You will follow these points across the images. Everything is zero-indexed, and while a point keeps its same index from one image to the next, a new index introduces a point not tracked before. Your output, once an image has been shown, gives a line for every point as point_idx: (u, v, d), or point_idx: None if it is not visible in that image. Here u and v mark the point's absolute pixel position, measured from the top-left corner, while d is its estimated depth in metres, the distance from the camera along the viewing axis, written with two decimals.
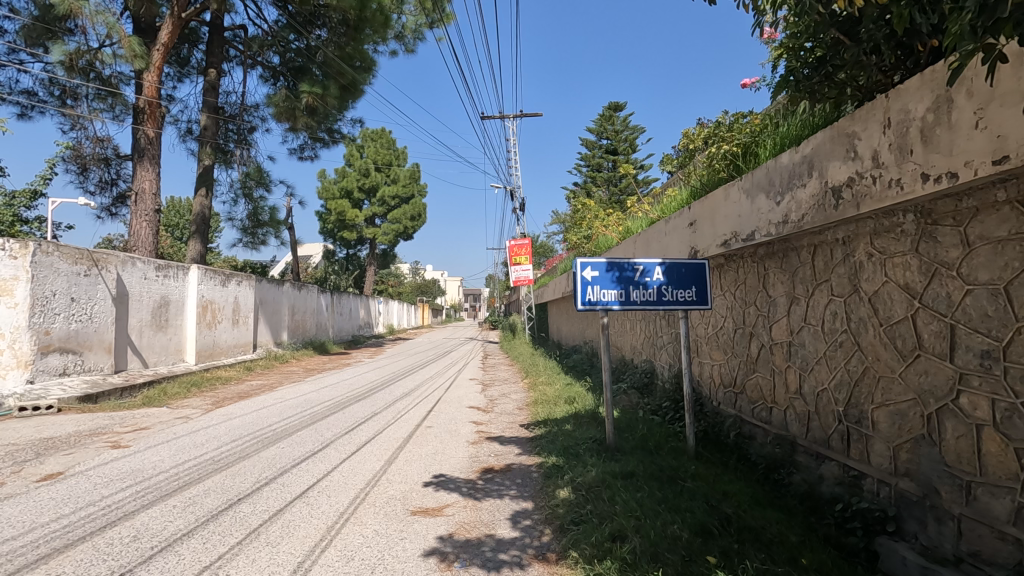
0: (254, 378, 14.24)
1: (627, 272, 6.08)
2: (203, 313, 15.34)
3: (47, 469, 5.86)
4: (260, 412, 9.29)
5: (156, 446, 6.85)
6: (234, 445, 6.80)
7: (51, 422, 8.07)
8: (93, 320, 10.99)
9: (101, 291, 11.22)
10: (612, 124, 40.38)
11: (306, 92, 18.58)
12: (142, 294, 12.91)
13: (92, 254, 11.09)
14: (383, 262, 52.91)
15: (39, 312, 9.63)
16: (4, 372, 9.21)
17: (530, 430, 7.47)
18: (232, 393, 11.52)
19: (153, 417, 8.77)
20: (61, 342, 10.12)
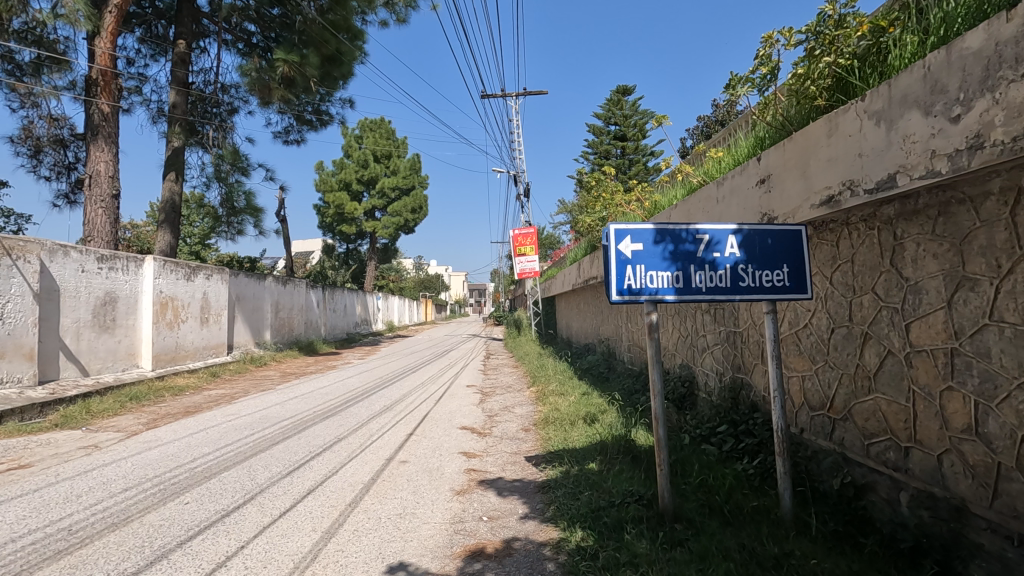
0: (217, 387, 12.26)
1: (686, 245, 3.99)
2: (162, 311, 13.34)
3: None
4: (194, 436, 7.26)
5: (11, 501, 4.83)
6: (122, 498, 4.78)
7: None
8: (6, 321, 9.05)
9: (16, 286, 9.26)
10: (621, 109, 38.13)
11: (281, 61, 16.59)
12: (80, 289, 10.94)
13: (3, 240, 9.11)
14: (383, 256, 50.85)
15: None
16: None
17: (540, 470, 5.43)
18: (178, 408, 9.54)
19: (51, 446, 6.78)
20: None
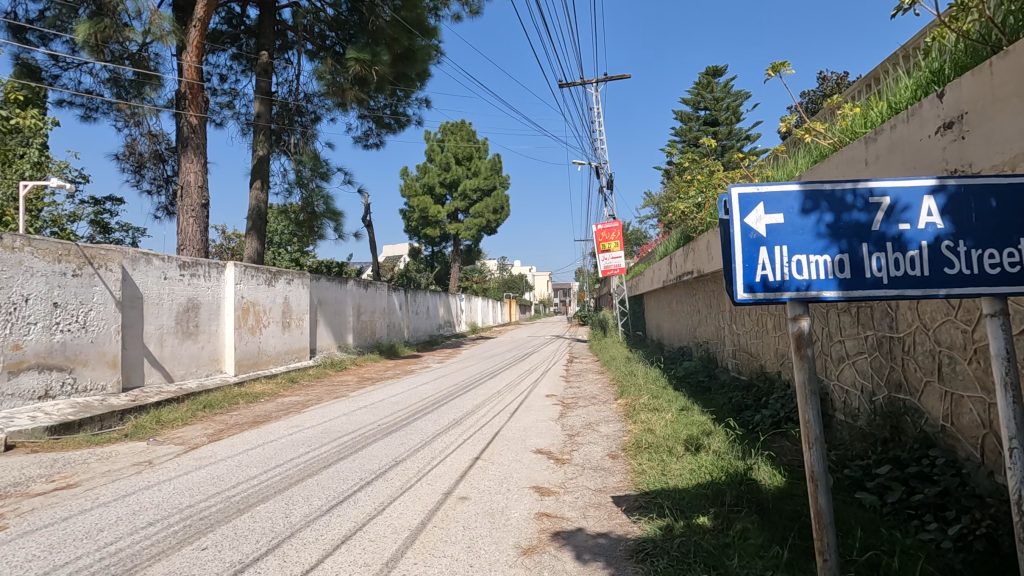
0: (293, 393, 12.04)
1: (854, 214, 2.59)
2: (244, 317, 13.42)
3: None
4: (249, 453, 6.71)
5: (31, 534, 4.31)
6: (139, 539, 4.11)
7: None
8: (89, 329, 9.15)
9: (98, 294, 9.36)
10: (711, 91, 35.29)
11: (354, 61, 16.36)
12: (163, 296, 11.08)
13: (84, 249, 9.21)
14: (467, 258, 50.94)
15: (2, 321, 7.79)
16: None
17: (632, 521, 4.20)
18: (247, 418, 9.23)
19: (109, 461, 6.49)
20: (42, 358, 8.35)
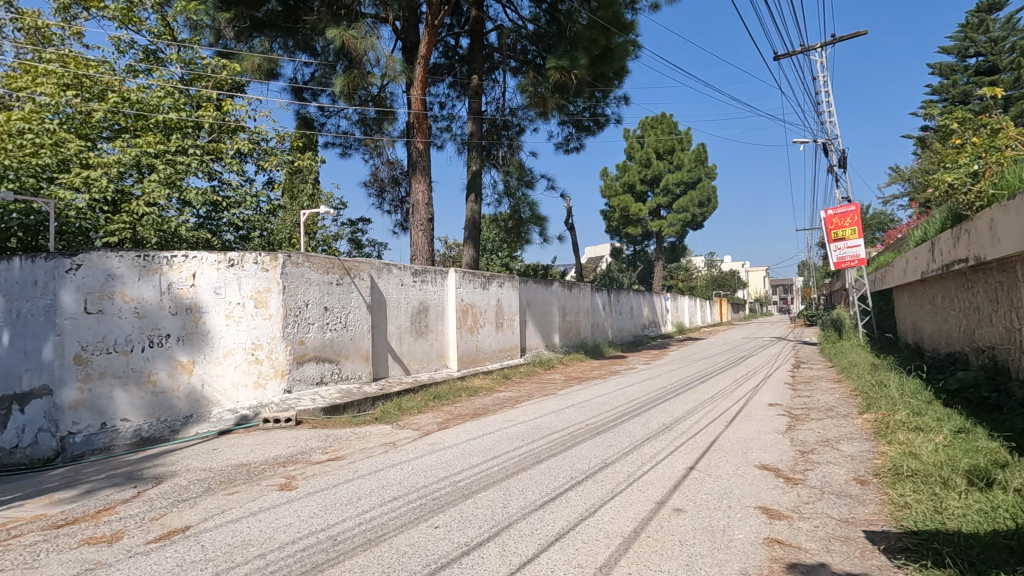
0: (507, 389, 12.89)
1: None
2: (464, 318, 14.84)
3: (180, 520, 4.77)
4: (471, 443, 7.33)
5: (313, 495, 5.31)
6: (387, 510, 4.76)
7: (272, 440, 7.69)
8: (349, 328, 11.04)
9: (354, 299, 11.23)
10: (985, 31, 28.00)
11: (554, 70, 16.91)
12: (401, 300, 12.83)
13: (344, 262, 11.12)
14: (671, 256, 48.89)
15: (293, 322, 9.84)
16: (265, 382, 9.49)
17: (895, 566, 3.44)
18: (469, 410, 10.13)
19: (364, 440, 7.69)
20: (317, 351, 10.31)
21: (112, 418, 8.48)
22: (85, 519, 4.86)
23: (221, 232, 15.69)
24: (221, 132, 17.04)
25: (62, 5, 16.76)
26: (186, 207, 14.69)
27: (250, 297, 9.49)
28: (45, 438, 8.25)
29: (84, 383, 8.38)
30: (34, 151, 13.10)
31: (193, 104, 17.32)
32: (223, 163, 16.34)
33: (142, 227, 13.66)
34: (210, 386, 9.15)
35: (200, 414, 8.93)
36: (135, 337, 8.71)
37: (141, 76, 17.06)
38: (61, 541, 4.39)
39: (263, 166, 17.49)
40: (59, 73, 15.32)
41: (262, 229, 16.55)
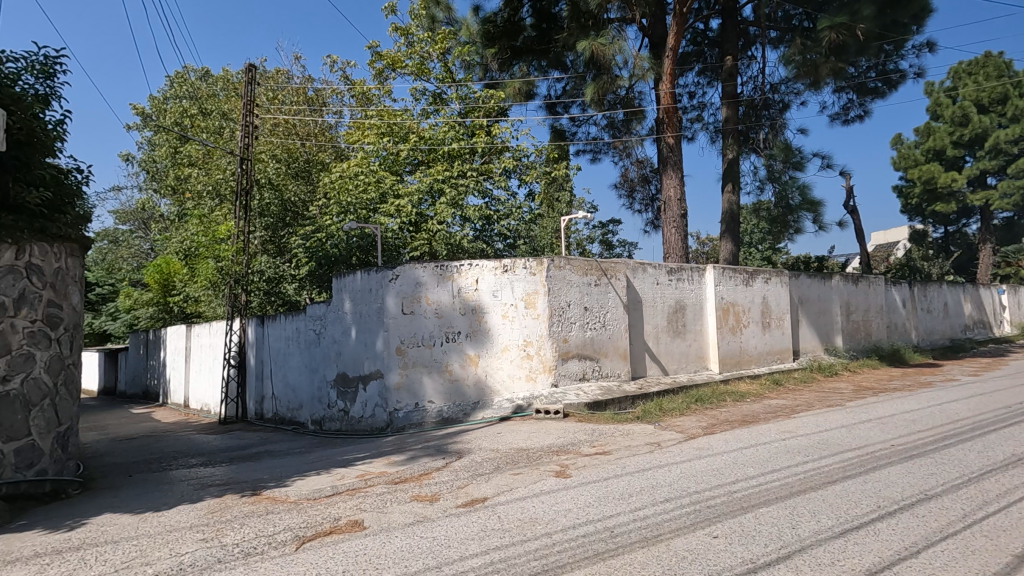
0: (779, 397, 11.60)
1: None
2: (725, 316, 13.89)
3: (478, 491, 5.55)
4: (744, 452, 6.80)
5: (587, 485, 5.61)
6: (661, 511, 4.74)
7: (545, 430, 8.39)
8: (607, 327, 11.38)
9: (612, 299, 11.53)
10: None
11: (827, 30, 14.65)
12: (657, 300, 12.66)
13: (601, 264, 11.50)
14: (1006, 236, 37.50)
15: (557, 321, 10.61)
16: (535, 376, 10.44)
17: None
18: (737, 416, 9.42)
19: (629, 438, 7.80)
20: (580, 349, 10.88)
21: (422, 399, 10.37)
22: (411, 480, 6.03)
23: (493, 241, 17.80)
24: (490, 154, 19.63)
25: (378, 71, 21.26)
26: (467, 222, 17.11)
27: (522, 299, 10.55)
28: (380, 411, 10.53)
29: (403, 370, 10.41)
30: (364, 188, 16.87)
31: (469, 133, 20.10)
32: (493, 181, 18.55)
33: (436, 242, 16.40)
34: (492, 377, 10.47)
35: (485, 401, 10.30)
36: (437, 333, 10.49)
37: (431, 116, 20.63)
38: (398, 494, 5.52)
39: (525, 179, 19.66)
40: (378, 124, 19.44)
41: (526, 237, 18.28)
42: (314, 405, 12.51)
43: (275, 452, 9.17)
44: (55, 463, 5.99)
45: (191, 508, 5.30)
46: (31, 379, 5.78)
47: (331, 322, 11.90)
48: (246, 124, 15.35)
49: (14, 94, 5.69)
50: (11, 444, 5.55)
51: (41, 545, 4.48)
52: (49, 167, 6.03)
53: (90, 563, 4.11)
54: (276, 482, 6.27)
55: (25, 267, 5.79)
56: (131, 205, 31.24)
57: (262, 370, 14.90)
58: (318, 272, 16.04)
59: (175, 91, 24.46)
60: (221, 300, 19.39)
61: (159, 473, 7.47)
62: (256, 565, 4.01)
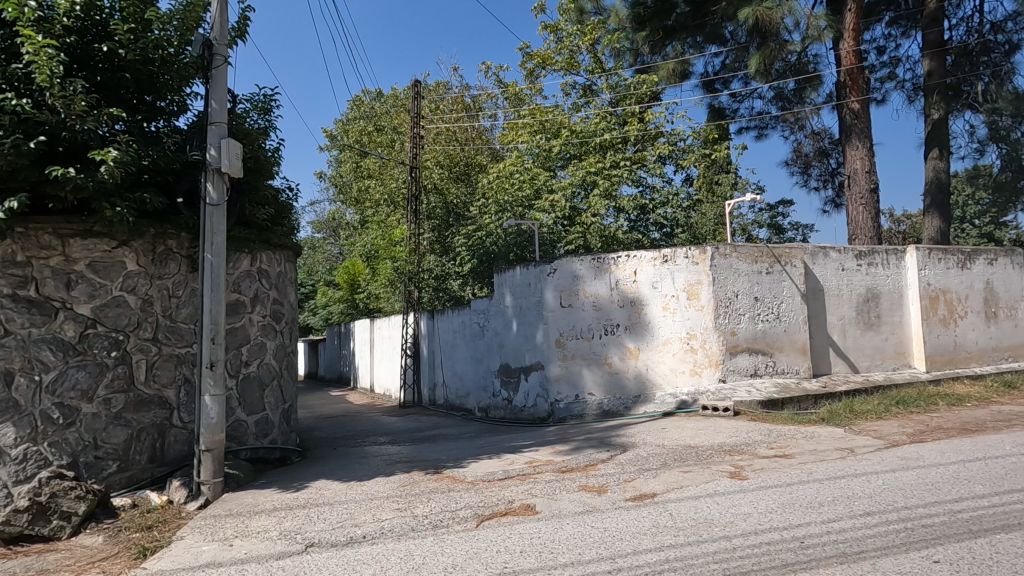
0: (1013, 402, 9.56)
1: None
2: (933, 306, 11.82)
3: (647, 486, 5.45)
4: (967, 465, 5.75)
5: (767, 489, 5.20)
6: (860, 525, 4.21)
7: (714, 428, 7.93)
8: (782, 319, 10.40)
9: (787, 288, 10.49)
10: None
11: None
12: (843, 288, 11.21)
13: (773, 250, 10.52)
14: None
15: (724, 313, 9.97)
16: (700, 370, 9.94)
17: None
18: (954, 423, 7.98)
19: (814, 441, 7.05)
20: (750, 343, 10.11)
21: (582, 391, 10.47)
22: (578, 470, 6.13)
23: (649, 232, 17.28)
24: (644, 141, 19.15)
25: (529, 71, 21.84)
26: (621, 213, 16.84)
27: (683, 290, 10.11)
28: (542, 402, 10.85)
29: (563, 362, 10.60)
30: (520, 186, 17.47)
31: (620, 122, 19.73)
32: (648, 169, 17.99)
33: (590, 234, 16.41)
34: (653, 371, 10.19)
35: (647, 395, 10.07)
36: (595, 326, 10.50)
37: (581, 109, 20.65)
38: (566, 483, 5.66)
39: (682, 164, 18.91)
40: (530, 123, 19.98)
41: (684, 224, 17.45)
42: (480, 393, 13.31)
43: (449, 435, 9.97)
44: (283, 434, 7.20)
45: (387, 481, 6.00)
46: (265, 364, 7.01)
47: (494, 315, 12.55)
48: (414, 136, 16.82)
49: (245, 129, 6.93)
50: (252, 417, 6.80)
51: (278, 501, 5.42)
52: (270, 188, 7.23)
53: (314, 520, 4.88)
54: (453, 462, 6.81)
55: (257, 271, 7.02)
56: (324, 215, 36.14)
57: (433, 360, 16.27)
58: (480, 268, 17.02)
59: (355, 113, 27.72)
60: (398, 297, 21.57)
61: (357, 448, 8.56)
62: (445, 536, 4.41)
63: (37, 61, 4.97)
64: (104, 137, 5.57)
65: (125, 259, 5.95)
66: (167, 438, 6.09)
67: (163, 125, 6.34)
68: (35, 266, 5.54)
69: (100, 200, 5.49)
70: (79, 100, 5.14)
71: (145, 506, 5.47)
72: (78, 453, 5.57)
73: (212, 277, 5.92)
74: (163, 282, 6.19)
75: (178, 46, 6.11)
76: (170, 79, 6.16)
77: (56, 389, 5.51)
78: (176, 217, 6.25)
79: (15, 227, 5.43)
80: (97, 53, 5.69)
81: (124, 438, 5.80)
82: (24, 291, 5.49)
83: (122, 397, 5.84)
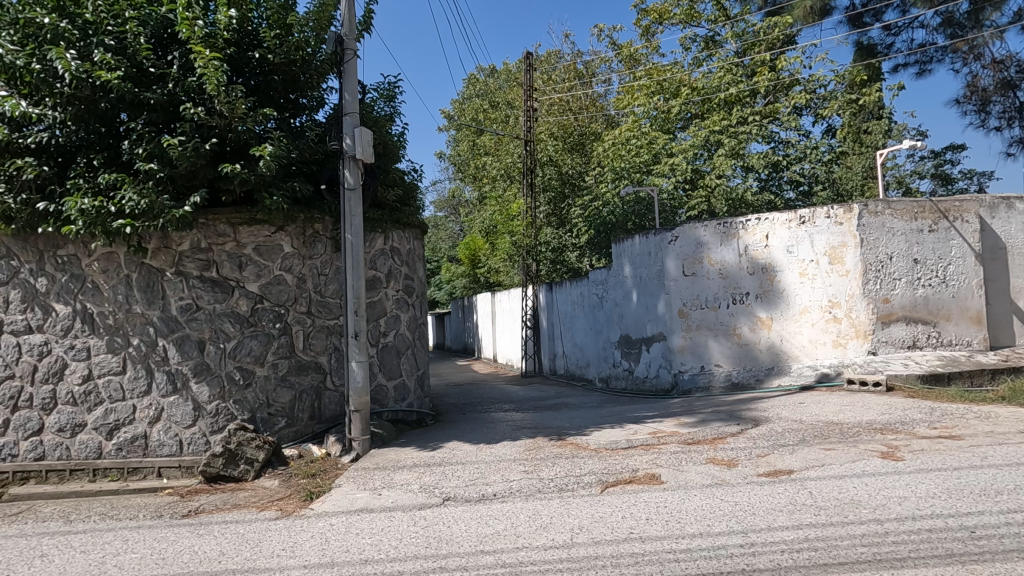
0: None
1: None
2: None
3: (783, 462, 5.14)
4: None
5: (930, 472, 4.65)
6: None
7: (862, 404, 7.23)
8: (950, 283, 9.08)
9: (957, 248, 9.11)
10: None
11: None
12: None
13: (939, 204, 9.15)
14: None
15: (875, 278, 8.95)
16: (845, 342, 9.07)
17: None
18: None
19: (990, 422, 6.15)
20: (908, 311, 8.98)
21: (709, 362, 10.00)
22: (705, 442, 5.96)
23: (783, 191, 15.85)
24: (776, 92, 17.48)
25: (644, 28, 20.77)
26: (750, 172, 15.59)
27: (824, 254, 9.20)
28: (664, 373, 10.55)
29: (687, 333, 10.15)
30: (637, 151, 16.82)
31: (748, 73, 18.14)
32: (781, 122, 16.43)
33: (715, 198, 15.40)
34: (789, 342, 9.46)
35: (781, 367, 9.41)
36: (722, 295, 9.93)
37: (703, 64, 19.30)
38: (694, 455, 5.52)
39: (821, 114, 17.03)
40: (647, 84, 19.11)
41: (825, 181, 15.75)
42: (600, 363, 13.31)
43: (571, 404, 10.13)
44: (418, 398, 7.81)
45: (513, 445, 6.28)
46: (401, 334, 7.62)
47: (613, 286, 12.37)
48: (528, 109, 16.84)
49: (373, 117, 7.47)
50: (392, 381, 7.45)
51: (417, 459, 5.94)
52: (398, 170, 7.73)
53: (449, 476, 5.29)
54: (577, 430, 6.94)
55: (390, 249, 7.59)
56: (445, 194, 37.75)
57: (553, 331, 16.50)
58: (598, 239, 16.85)
59: (470, 92, 28.39)
60: (517, 270, 22.10)
61: (484, 414, 9.05)
62: (572, 499, 4.57)
63: (206, 73, 5.74)
64: (260, 135, 6.32)
65: (282, 243, 6.75)
66: (324, 399, 6.90)
67: (306, 120, 7.02)
68: (214, 251, 6.51)
69: (260, 191, 6.28)
70: (239, 104, 5.86)
71: (309, 456, 6.30)
72: (255, 409, 6.52)
73: (353, 255, 6.53)
74: (313, 262, 6.94)
75: (314, 46, 6.69)
76: (309, 77, 6.76)
77: (236, 354, 6.49)
78: (321, 203, 6.93)
79: (198, 218, 6.40)
80: (250, 60, 6.40)
81: (290, 398, 6.68)
82: (208, 272, 6.49)
83: (286, 362, 6.71)
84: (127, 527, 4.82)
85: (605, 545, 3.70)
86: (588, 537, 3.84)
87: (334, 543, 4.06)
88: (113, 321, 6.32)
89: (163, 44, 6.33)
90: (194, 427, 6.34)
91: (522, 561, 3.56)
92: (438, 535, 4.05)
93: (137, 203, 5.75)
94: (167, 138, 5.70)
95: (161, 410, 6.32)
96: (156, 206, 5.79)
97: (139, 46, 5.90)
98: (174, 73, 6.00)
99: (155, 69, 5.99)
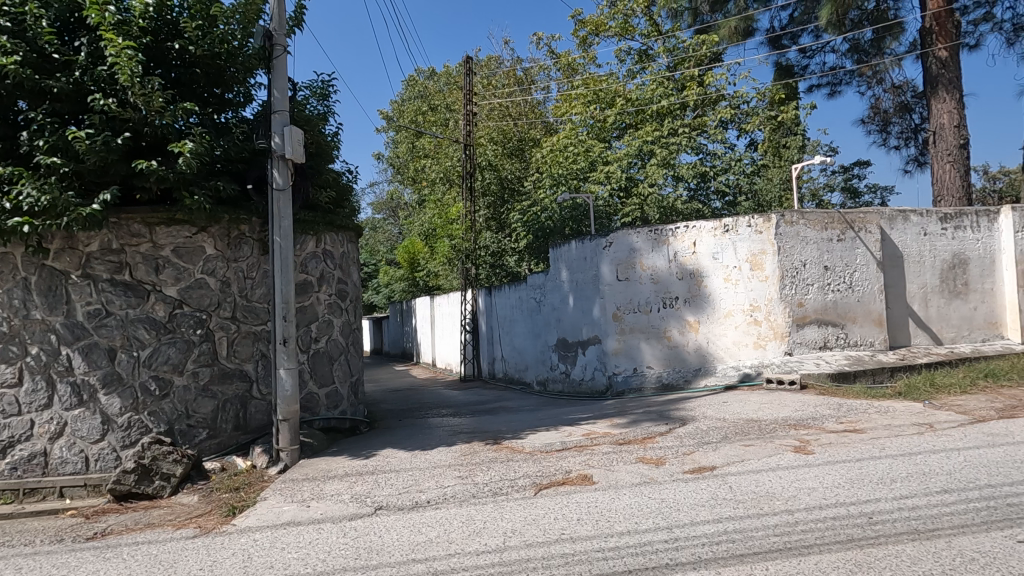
0: None
1: None
2: None
3: (706, 459, 5.40)
4: None
5: (836, 464, 5.03)
6: (936, 503, 4.03)
7: (779, 401, 7.71)
8: (855, 288, 9.85)
9: (861, 256, 9.90)
10: None
11: None
12: (925, 253, 10.45)
13: (846, 215, 9.92)
14: None
15: (791, 283, 9.57)
16: (765, 343, 9.64)
17: None
18: None
19: (888, 416, 6.72)
20: (820, 314, 9.67)
21: (641, 364, 10.34)
22: (635, 442, 6.17)
23: (710, 200, 16.66)
24: (704, 106, 18.38)
25: (581, 39, 21.28)
26: (680, 181, 16.27)
27: (746, 260, 9.75)
28: (600, 375, 10.82)
29: (621, 336, 10.47)
30: (575, 158, 17.19)
31: (679, 87, 18.96)
32: (708, 135, 17.26)
33: (648, 206, 15.95)
34: (715, 343, 9.94)
35: (707, 367, 9.87)
36: (654, 299, 10.30)
37: (637, 76, 19.99)
38: (624, 455, 5.70)
39: (745, 129, 18.08)
40: (584, 93, 19.58)
41: (748, 192, 16.73)
42: (538, 367, 13.46)
43: (509, 408, 10.19)
44: (352, 405, 7.61)
45: (448, 450, 6.25)
46: (333, 340, 7.41)
47: (550, 290, 12.55)
48: (467, 112, 16.66)
49: (305, 116, 7.24)
50: (324, 389, 7.23)
51: (349, 468, 5.78)
52: (332, 171, 7.53)
53: (381, 484, 5.19)
54: (513, 434, 6.98)
55: (322, 252, 7.37)
56: (383, 196, 37.01)
57: (492, 335, 16.55)
58: (536, 244, 17.10)
59: (409, 93, 28.04)
60: (456, 274, 22.00)
61: (420, 420, 8.94)
62: (506, 503, 4.60)
63: (118, 62, 5.37)
64: (180, 130, 5.97)
65: (204, 244, 6.40)
66: (250, 409, 6.59)
67: (231, 116, 6.71)
68: (128, 253, 6.09)
69: (180, 190, 5.93)
70: (157, 97, 5.51)
71: (232, 469, 5.99)
72: (173, 421, 6.14)
73: (282, 258, 6.29)
74: (239, 265, 6.61)
75: (241, 39, 6.41)
76: (236, 71, 6.46)
77: (151, 363, 6.09)
78: (248, 203, 6.63)
79: (109, 217, 5.97)
80: (170, 51, 6.05)
81: (212, 409, 6.33)
82: (120, 275, 6.06)
83: (208, 370, 6.36)
84: (21, 554, 4.40)
85: (536, 547, 3.74)
86: (520, 540, 3.87)
87: (257, 559, 3.88)
88: (8, 328, 5.77)
89: (70, 29, 5.86)
90: (102, 442, 5.88)
91: (453, 568, 3.54)
92: (368, 545, 3.97)
93: (37, 200, 5.28)
94: (72, 130, 5.28)
95: (64, 424, 5.82)
96: (59, 203, 5.35)
97: (40, 30, 5.45)
98: (81, 61, 5.57)
99: (59, 55, 5.53)
